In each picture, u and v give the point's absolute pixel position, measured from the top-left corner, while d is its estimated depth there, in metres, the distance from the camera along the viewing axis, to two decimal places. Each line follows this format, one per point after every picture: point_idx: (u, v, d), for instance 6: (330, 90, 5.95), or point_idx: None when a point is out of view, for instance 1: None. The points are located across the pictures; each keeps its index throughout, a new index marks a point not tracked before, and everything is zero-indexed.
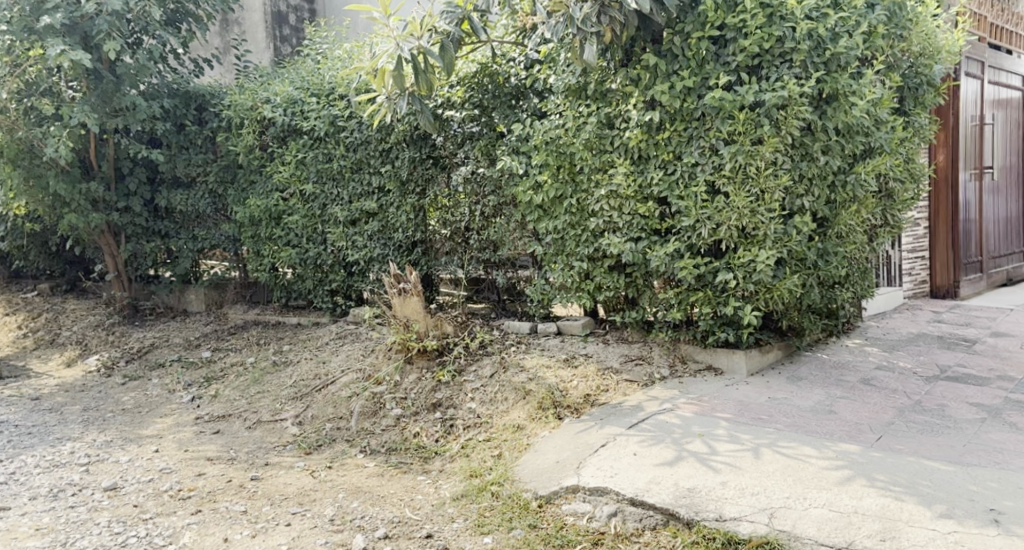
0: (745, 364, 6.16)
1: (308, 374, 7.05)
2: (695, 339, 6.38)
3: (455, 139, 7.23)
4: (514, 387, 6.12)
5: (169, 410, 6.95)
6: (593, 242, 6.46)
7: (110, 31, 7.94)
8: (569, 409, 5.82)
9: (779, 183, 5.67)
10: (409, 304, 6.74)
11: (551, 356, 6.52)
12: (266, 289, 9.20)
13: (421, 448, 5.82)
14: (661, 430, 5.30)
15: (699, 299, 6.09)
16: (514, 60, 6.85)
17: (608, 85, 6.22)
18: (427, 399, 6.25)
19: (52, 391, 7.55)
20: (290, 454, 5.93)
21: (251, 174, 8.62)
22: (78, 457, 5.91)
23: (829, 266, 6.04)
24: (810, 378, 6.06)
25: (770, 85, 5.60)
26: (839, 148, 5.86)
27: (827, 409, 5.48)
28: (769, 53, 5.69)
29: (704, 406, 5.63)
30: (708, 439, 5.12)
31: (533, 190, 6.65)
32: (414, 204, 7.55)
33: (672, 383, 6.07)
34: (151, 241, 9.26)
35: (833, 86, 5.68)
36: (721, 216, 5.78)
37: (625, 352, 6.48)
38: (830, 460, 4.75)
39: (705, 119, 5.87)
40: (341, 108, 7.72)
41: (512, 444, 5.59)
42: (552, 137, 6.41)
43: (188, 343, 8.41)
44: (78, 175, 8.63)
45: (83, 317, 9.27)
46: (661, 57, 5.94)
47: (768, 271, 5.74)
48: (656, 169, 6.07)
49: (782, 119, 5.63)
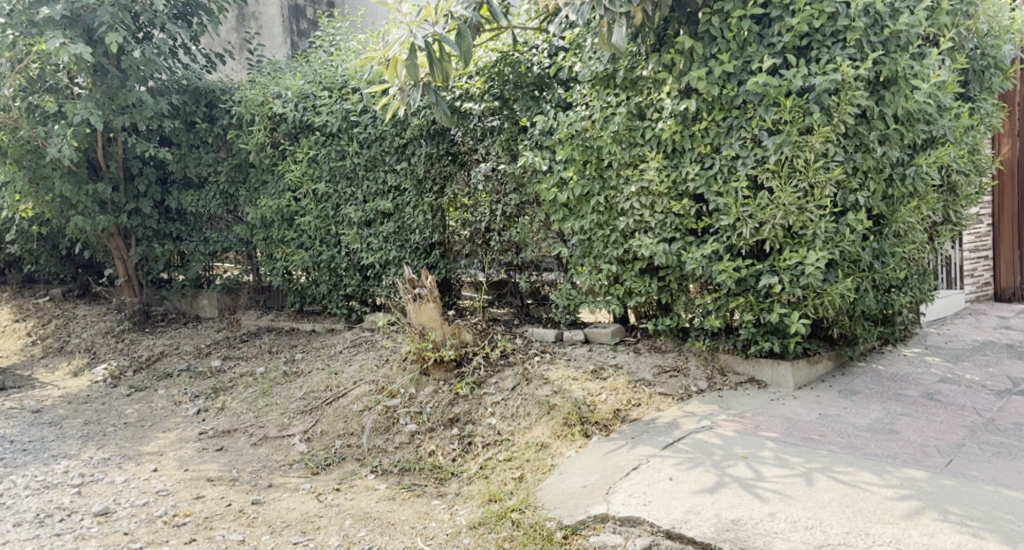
0: (792, 376, 5.61)
1: (318, 386, 6.61)
2: (735, 349, 5.83)
3: (474, 133, 6.70)
4: (537, 401, 5.62)
5: (173, 424, 6.55)
6: (622, 243, 5.96)
7: (114, 22, 7.56)
8: (597, 426, 5.32)
9: (831, 177, 5.13)
10: (424, 311, 6.19)
11: (577, 367, 6.01)
12: (280, 294, 8.79)
13: (437, 469, 5.36)
14: (699, 452, 4.78)
15: (740, 306, 5.54)
16: (536, 48, 6.39)
17: (639, 72, 5.69)
18: (444, 414, 5.77)
19: (55, 402, 7.19)
20: (296, 475, 5.49)
21: (263, 173, 8.18)
22: (71, 478, 5.51)
23: (886, 268, 5.47)
24: (866, 392, 5.49)
25: (822, 67, 5.05)
26: (898, 138, 5.29)
27: (887, 428, 4.91)
28: (820, 33, 5.13)
29: (747, 424, 5.08)
30: (752, 462, 4.59)
31: (557, 188, 6.16)
32: (431, 204, 7.07)
33: (711, 397, 5.54)
34: (163, 243, 8.87)
35: (892, 68, 5.12)
36: (765, 214, 5.23)
37: (659, 362, 5.94)
38: (895, 489, 4.19)
39: (746, 107, 5.33)
40: (354, 101, 7.32)
41: (535, 465, 5.10)
42: (578, 130, 5.90)
43: (198, 352, 8.01)
44: (84, 176, 8.26)
45: (93, 324, 8.92)
46: (698, 40, 5.41)
47: (818, 274, 5.19)
48: (691, 163, 5.54)
49: (834, 105, 5.08)
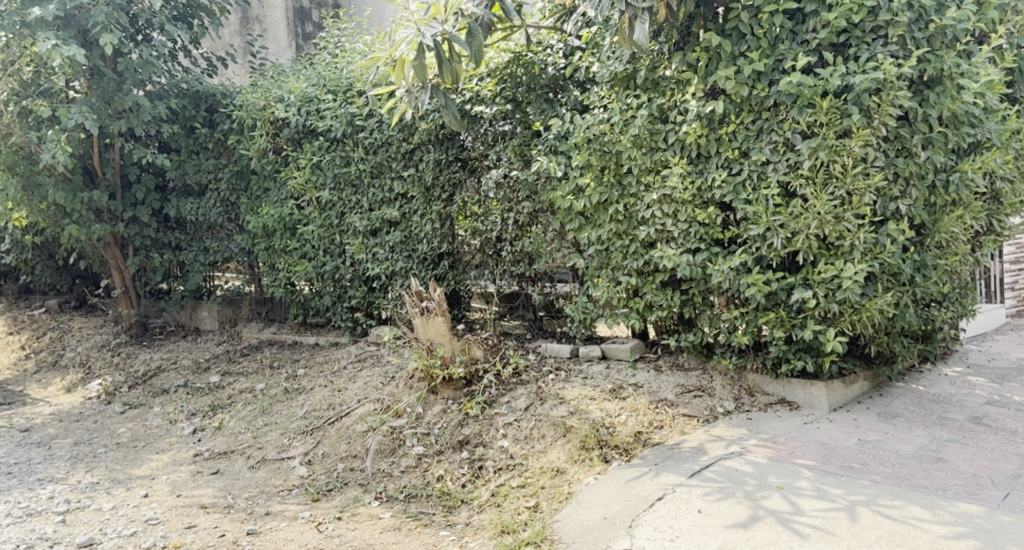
0: (826, 397, 5.24)
1: (321, 404, 6.26)
2: (764, 367, 5.46)
3: (485, 138, 6.35)
4: (553, 423, 5.26)
5: (167, 444, 6.21)
6: (643, 254, 5.61)
7: (109, 22, 7.25)
8: (617, 451, 4.96)
9: (871, 184, 4.77)
10: (432, 326, 5.85)
11: (595, 386, 5.64)
12: (283, 306, 8.44)
13: (445, 495, 5.00)
14: (730, 481, 4.41)
15: (771, 321, 5.17)
16: (551, 48, 6.06)
17: (662, 72, 5.35)
18: (452, 436, 5.42)
19: (45, 421, 6.86)
20: (295, 502, 5.14)
21: (265, 181, 7.86)
22: (56, 505, 5.18)
23: (927, 281, 5.09)
24: (907, 415, 5.11)
25: (861, 65, 4.70)
26: (943, 142, 4.95)
27: (935, 456, 4.54)
28: (859, 28, 4.78)
29: (780, 450, 4.70)
30: (788, 493, 4.21)
31: (574, 195, 5.81)
32: (440, 212, 6.72)
33: (739, 420, 5.17)
34: (162, 253, 8.54)
35: (937, 67, 4.77)
36: (799, 223, 4.88)
37: (682, 381, 5.57)
38: (949, 526, 3.82)
39: (778, 109, 4.99)
40: (359, 105, 6.98)
41: (551, 493, 4.74)
42: (595, 134, 5.55)
43: (197, 367, 7.66)
44: (79, 183, 7.93)
45: (89, 336, 8.59)
46: (726, 37, 5.06)
47: (856, 288, 4.82)
48: (717, 169, 5.19)
49: (874, 106, 4.73)
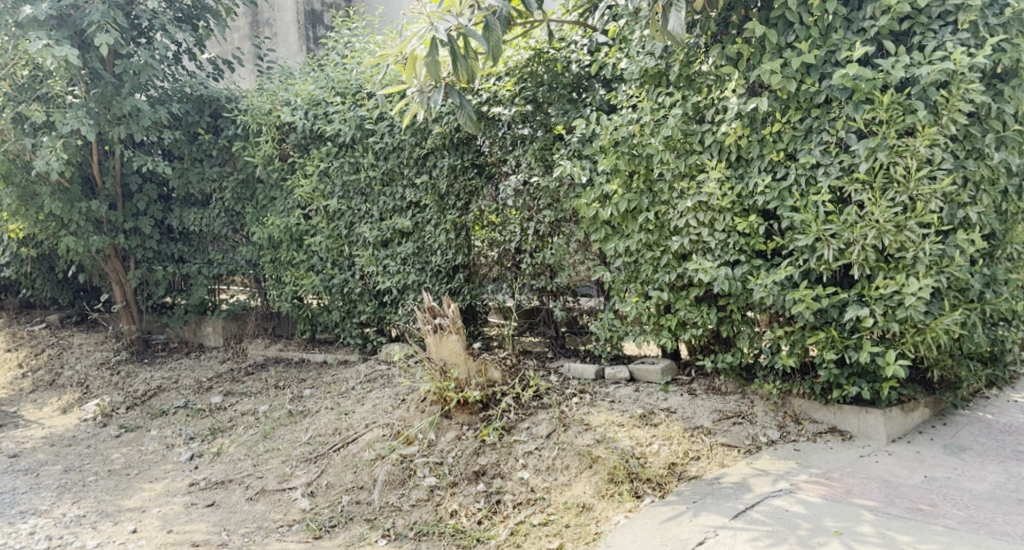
0: (883, 426, 4.73)
1: (326, 429, 5.79)
2: (812, 393, 4.95)
3: (502, 141, 5.89)
4: (577, 452, 4.77)
5: (162, 473, 5.76)
6: (676, 267, 5.12)
7: (105, 22, 6.86)
8: (650, 485, 4.47)
9: (937, 189, 4.27)
10: (445, 345, 5.32)
11: (623, 411, 5.13)
12: (291, 321, 8.02)
13: (459, 533, 4.50)
14: (780, 524, 3.90)
15: (821, 342, 4.68)
16: (575, 44, 5.60)
17: (699, 66, 4.89)
18: (468, 467, 4.93)
19: (36, 446, 6.43)
20: (295, 540, 4.67)
21: (271, 189, 7.40)
22: (36, 542, 4.75)
23: (998, 298, 4.60)
24: (977, 448, 4.63)
25: (928, 55, 4.24)
26: (1018, 142, 4.48)
27: (1014, 498, 4.05)
28: (924, 14, 4.32)
29: (835, 487, 4.19)
30: (850, 540, 3.71)
31: (600, 203, 5.32)
32: (455, 221, 6.27)
33: (786, 451, 4.66)
34: (164, 266, 8.12)
35: (1014, 57, 4.30)
36: (854, 233, 4.41)
37: (719, 407, 5.06)
38: None
39: (830, 106, 4.52)
40: (369, 107, 6.56)
41: (577, 533, 4.24)
42: (624, 136, 5.08)
43: (198, 386, 7.22)
44: (77, 193, 7.54)
45: (88, 354, 8.18)
46: (771, 27, 4.59)
47: (921, 305, 4.32)
48: (760, 173, 4.71)
49: (942, 101, 4.26)
